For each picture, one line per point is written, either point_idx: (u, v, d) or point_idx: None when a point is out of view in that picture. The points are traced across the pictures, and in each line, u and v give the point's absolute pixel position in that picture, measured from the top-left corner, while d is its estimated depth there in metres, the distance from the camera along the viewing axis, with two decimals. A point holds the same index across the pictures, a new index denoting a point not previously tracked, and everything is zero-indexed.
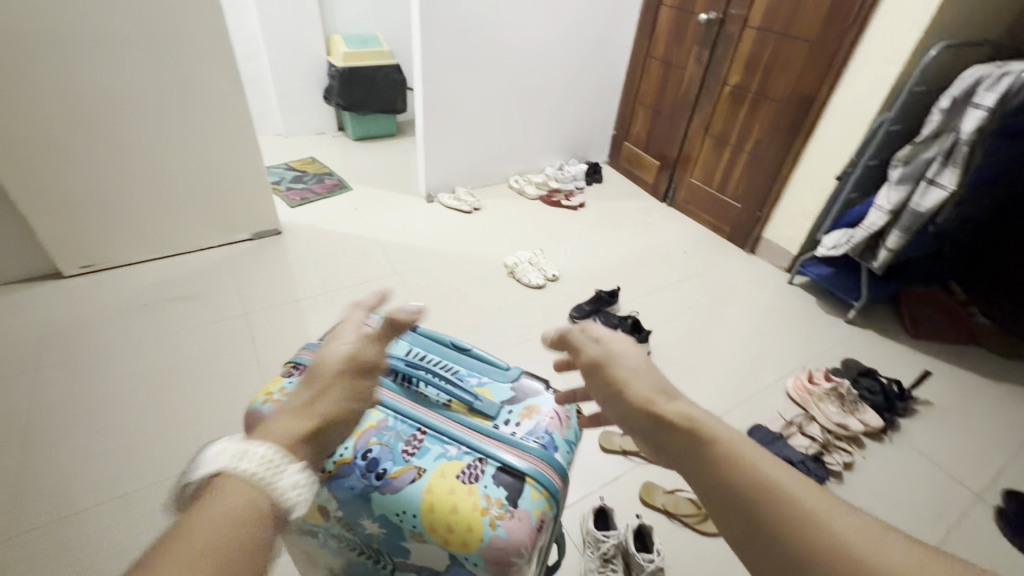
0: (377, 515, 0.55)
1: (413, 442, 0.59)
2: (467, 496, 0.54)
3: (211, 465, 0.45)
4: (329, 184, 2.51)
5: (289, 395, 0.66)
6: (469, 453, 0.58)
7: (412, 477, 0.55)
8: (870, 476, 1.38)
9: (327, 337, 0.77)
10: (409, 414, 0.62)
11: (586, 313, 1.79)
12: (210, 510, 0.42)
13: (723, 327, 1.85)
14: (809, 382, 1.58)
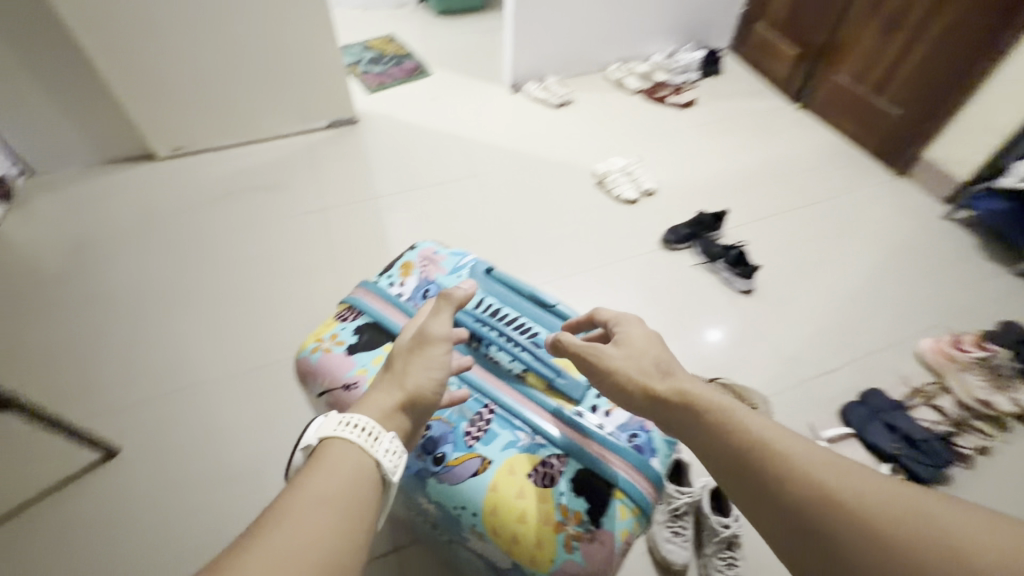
0: (443, 498, 0.70)
1: (484, 418, 0.75)
2: (545, 501, 0.68)
3: (319, 435, 0.52)
4: (408, 67, 2.29)
5: (343, 345, 0.84)
6: (546, 449, 0.73)
7: (477, 468, 0.71)
8: (1007, 466, 1.17)
9: (389, 272, 0.92)
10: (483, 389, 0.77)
11: (683, 237, 1.56)
12: (321, 473, 0.47)
13: (849, 267, 1.55)
14: (953, 346, 1.30)
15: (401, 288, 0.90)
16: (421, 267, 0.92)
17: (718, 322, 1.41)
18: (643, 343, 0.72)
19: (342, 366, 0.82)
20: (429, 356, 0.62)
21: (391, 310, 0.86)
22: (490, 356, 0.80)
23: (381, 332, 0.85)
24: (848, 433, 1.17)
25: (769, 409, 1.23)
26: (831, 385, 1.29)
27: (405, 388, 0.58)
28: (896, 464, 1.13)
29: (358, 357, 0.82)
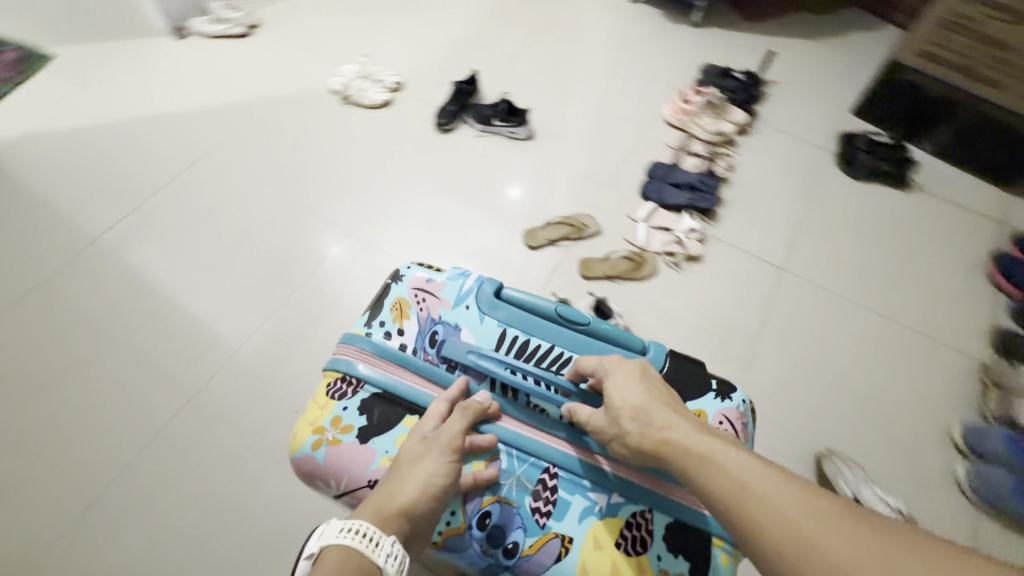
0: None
1: (551, 484, 0.75)
2: (645, 570, 0.70)
3: (319, 545, 0.60)
4: (9, 60, 1.66)
5: (353, 430, 0.79)
6: (627, 506, 0.74)
7: (559, 552, 0.71)
8: (748, 169, 1.54)
9: (385, 321, 0.88)
10: (538, 452, 0.77)
11: (452, 116, 1.55)
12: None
13: (591, 75, 1.72)
14: (683, 103, 1.60)
15: (408, 337, 0.87)
16: (418, 305, 0.89)
17: (522, 172, 1.49)
18: (625, 392, 0.67)
19: (359, 459, 0.77)
20: (433, 466, 0.69)
21: (402, 372, 0.83)
22: (528, 407, 0.80)
23: (392, 404, 0.81)
24: (653, 206, 1.41)
25: (595, 221, 1.40)
26: (626, 176, 1.50)
27: (408, 495, 0.66)
28: (690, 208, 1.41)
29: (374, 441, 0.78)
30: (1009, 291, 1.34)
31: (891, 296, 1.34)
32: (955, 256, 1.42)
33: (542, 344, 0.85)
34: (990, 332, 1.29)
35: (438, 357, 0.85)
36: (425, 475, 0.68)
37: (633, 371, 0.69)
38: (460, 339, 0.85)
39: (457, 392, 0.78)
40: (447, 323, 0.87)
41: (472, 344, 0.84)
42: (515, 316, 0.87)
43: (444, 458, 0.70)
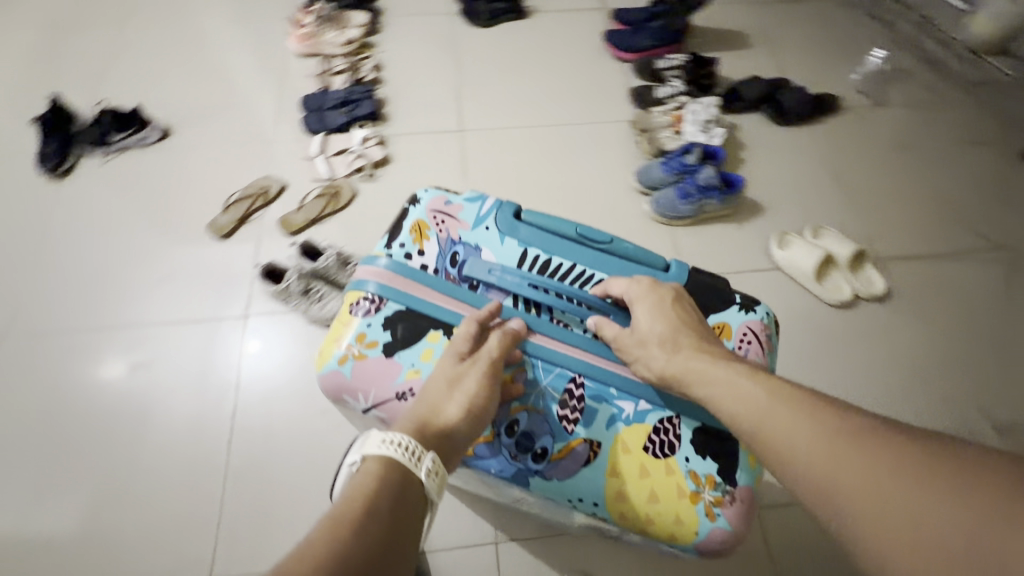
0: (559, 493, 0.71)
1: (578, 392, 0.74)
2: (672, 471, 0.70)
3: (361, 453, 0.60)
4: None
5: (377, 347, 0.76)
6: (656, 412, 0.73)
7: (588, 455, 0.71)
8: (394, 60, 1.57)
9: (405, 236, 0.83)
10: (563, 362, 0.75)
11: (61, 155, 1.33)
12: (359, 492, 0.55)
13: (199, 42, 1.57)
14: (301, 30, 1.55)
15: (427, 256, 0.82)
16: (438, 227, 0.83)
17: (179, 171, 1.35)
18: (653, 318, 0.70)
19: (387, 373, 0.75)
20: (471, 388, 0.68)
21: (426, 291, 0.79)
22: (551, 320, 0.79)
23: (419, 320, 0.78)
24: (322, 137, 1.39)
25: (274, 178, 1.34)
26: (286, 121, 1.44)
27: (447, 417, 0.65)
28: (355, 122, 1.42)
29: (400, 355, 0.76)
30: (625, 58, 1.60)
31: (553, 106, 1.52)
32: (585, 50, 1.63)
33: (562, 262, 0.81)
34: (628, 95, 1.54)
35: (459, 278, 0.81)
36: (460, 400, 0.67)
37: (659, 297, 0.72)
38: (481, 259, 0.81)
39: (489, 316, 0.75)
40: (467, 245, 0.83)
41: (492, 263, 0.81)
42: (536, 236, 0.83)
43: (483, 381, 0.69)
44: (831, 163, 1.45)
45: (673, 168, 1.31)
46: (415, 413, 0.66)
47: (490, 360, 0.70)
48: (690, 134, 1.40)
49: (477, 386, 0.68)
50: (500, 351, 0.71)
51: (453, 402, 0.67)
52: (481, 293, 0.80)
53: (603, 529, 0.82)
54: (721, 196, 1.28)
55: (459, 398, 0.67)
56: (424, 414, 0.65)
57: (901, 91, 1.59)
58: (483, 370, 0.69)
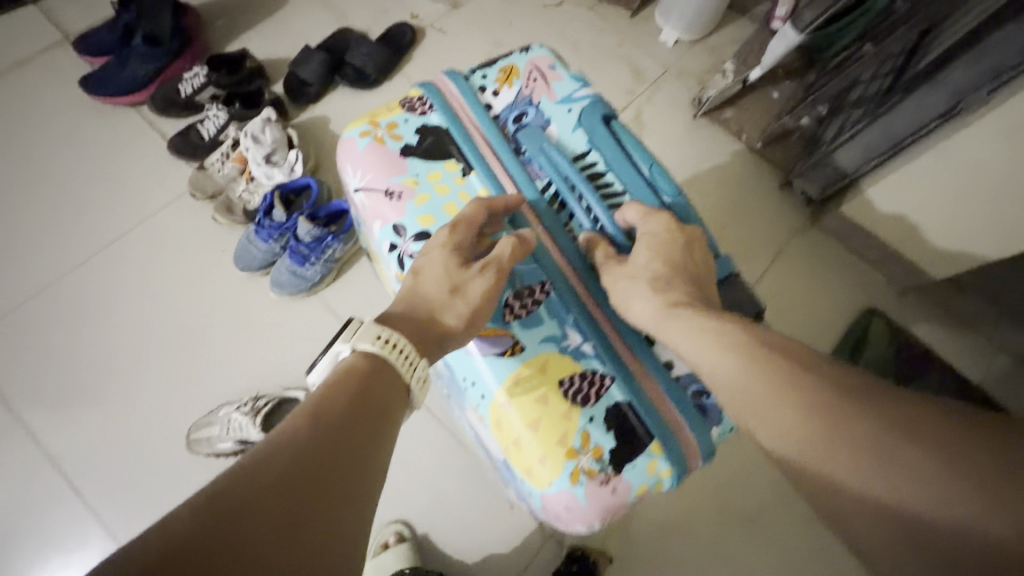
0: (460, 361, 0.62)
1: (538, 295, 0.61)
2: (570, 418, 0.57)
3: (351, 347, 0.54)
4: None
5: (399, 138, 0.69)
6: (603, 365, 0.59)
7: (506, 347, 0.60)
8: None
9: (489, 69, 0.72)
10: (545, 262, 0.63)
11: None
12: (335, 392, 0.50)
13: None
14: None
15: (498, 97, 0.70)
16: (527, 79, 0.70)
17: None
18: (650, 254, 0.57)
19: (391, 167, 0.67)
20: (471, 293, 0.58)
21: (472, 121, 0.69)
22: (557, 215, 0.65)
23: (446, 141, 0.68)
24: None
25: None
26: None
27: (434, 325, 0.57)
28: None
29: (414, 156, 0.68)
30: (137, 100, 1.14)
31: (73, 225, 1.06)
32: (73, 114, 1.14)
33: (612, 182, 0.66)
34: (169, 152, 1.11)
35: (511, 134, 0.69)
36: (453, 314, 0.58)
37: (674, 240, 0.59)
38: (539, 129, 0.67)
39: (499, 213, 0.61)
40: (540, 113, 0.69)
41: (549, 138, 0.67)
42: (611, 144, 0.66)
43: (489, 292, 0.59)
44: None
45: (269, 233, 1.00)
46: (404, 313, 0.58)
47: (500, 271, 0.59)
48: (265, 176, 1.04)
49: (478, 298, 0.58)
50: (511, 260, 0.59)
51: (443, 313, 0.58)
52: (518, 162, 0.66)
53: (488, 452, 0.73)
54: (338, 239, 1.01)
55: (453, 315, 0.58)
56: (411, 313, 0.58)
57: None
58: (495, 283, 0.59)
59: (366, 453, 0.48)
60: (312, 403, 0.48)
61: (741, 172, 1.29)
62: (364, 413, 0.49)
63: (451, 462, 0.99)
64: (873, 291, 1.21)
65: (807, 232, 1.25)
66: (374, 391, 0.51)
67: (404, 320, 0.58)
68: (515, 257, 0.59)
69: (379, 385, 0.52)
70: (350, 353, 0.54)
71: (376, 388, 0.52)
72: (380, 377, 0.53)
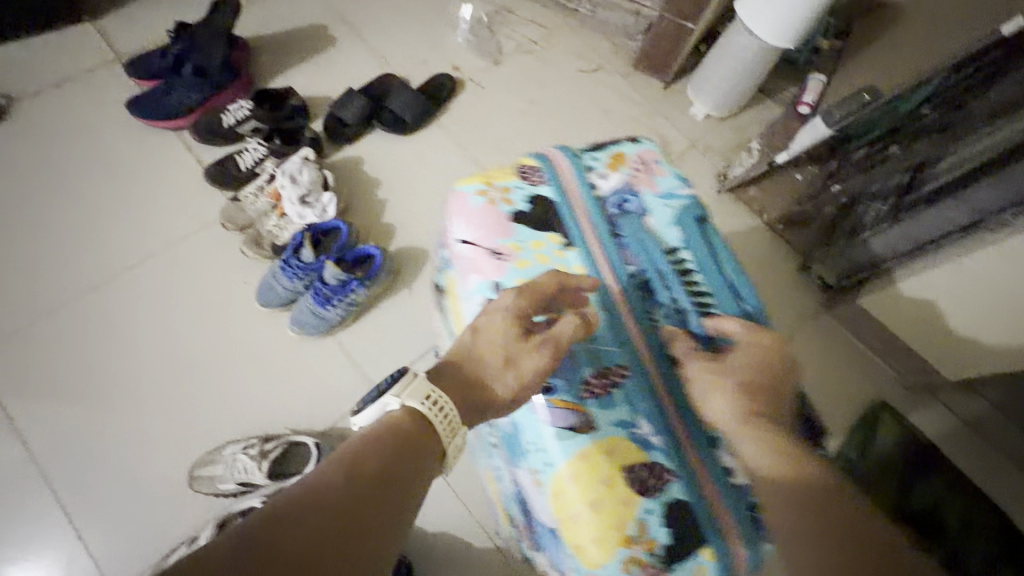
0: (526, 427, 0.61)
1: (614, 378, 0.61)
2: (631, 507, 0.57)
3: (400, 401, 0.53)
4: None
5: (511, 203, 0.70)
6: (668, 460, 0.58)
7: (577, 423, 0.59)
8: None
9: (601, 152, 0.73)
10: (627, 350, 0.62)
11: None
12: (372, 443, 0.49)
13: None
14: None
15: (604, 180, 0.71)
16: (634, 169, 0.72)
17: None
18: (746, 363, 0.53)
19: (497, 228, 0.68)
20: (524, 366, 0.56)
21: (579, 198, 0.69)
22: (643, 301, 0.64)
23: (551, 215, 0.69)
24: None
25: None
26: None
27: (481, 395, 0.55)
28: None
29: (522, 220, 0.69)
30: (178, 125, 1.16)
31: (98, 243, 1.07)
32: (113, 133, 1.16)
33: (702, 282, 0.65)
34: (204, 178, 1.12)
35: (611, 214, 0.68)
36: (502, 388, 0.56)
37: (772, 348, 0.54)
38: (641, 220, 0.68)
39: (568, 288, 0.60)
40: (641, 202, 0.69)
41: (648, 229, 0.67)
42: (704, 247, 0.67)
43: (541, 369, 0.56)
44: (474, 158, 1.29)
45: (294, 272, 1.00)
46: (455, 375, 0.56)
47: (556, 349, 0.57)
48: (296, 215, 1.05)
49: (530, 375, 0.56)
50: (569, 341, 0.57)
51: (492, 385, 0.56)
52: (615, 246, 0.66)
53: (512, 510, 0.71)
54: (363, 285, 1.02)
55: (501, 387, 0.56)
56: (462, 377, 0.56)
57: (508, 36, 1.45)
58: (551, 362, 0.57)
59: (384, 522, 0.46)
60: (345, 455, 0.48)
61: (760, 251, 1.32)
62: (393, 471, 0.48)
63: (451, 521, 0.97)
64: (884, 383, 1.22)
65: (821, 316, 1.27)
66: (406, 449, 0.50)
67: (454, 383, 0.55)
68: (574, 337, 0.57)
69: (414, 442, 0.51)
70: (395, 403, 0.53)
71: (410, 447, 0.51)
72: (418, 435, 0.52)
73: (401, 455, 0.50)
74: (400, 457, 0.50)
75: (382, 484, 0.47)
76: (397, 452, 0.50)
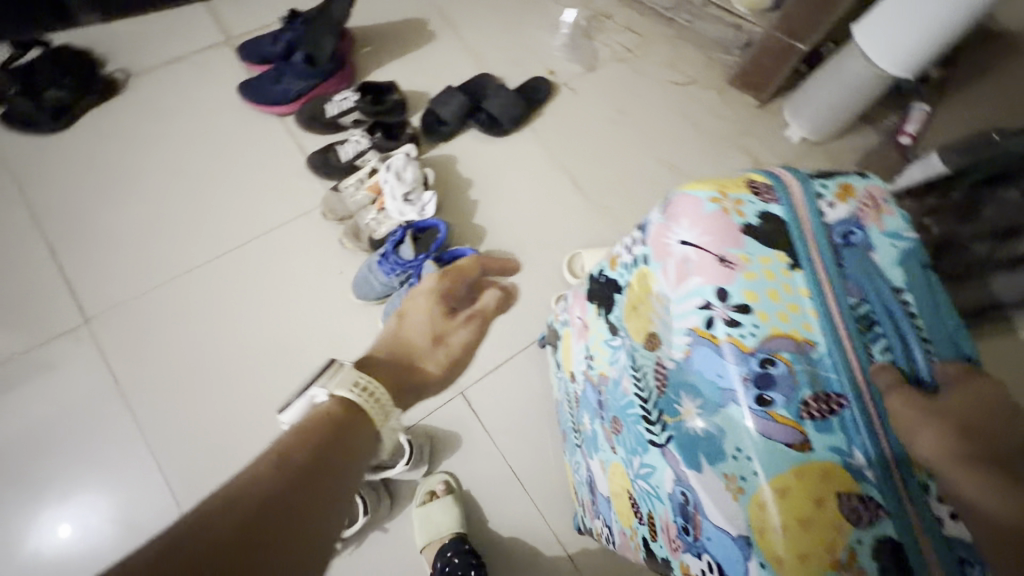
0: (710, 418, 0.44)
1: (831, 405, 0.40)
2: (832, 545, 0.38)
3: (327, 392, 0.51)
4: None
5: (743, 215, 0.46)
6: (881, 495, 0.38)
7: (790, 434, 0.40)
8: None
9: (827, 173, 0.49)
10: (849, 371, 0.40)
11: None
12: (308, 432, 0.47)
13: None
14: None
15: (833, 205, 0.47)
16: (866, 202, 0.48)
17: None
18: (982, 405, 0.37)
19: (721, 244, 0.45)
20: (455, 337, 0.61)
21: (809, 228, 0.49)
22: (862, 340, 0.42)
23: (784, 236, 0.45)
24: None
25: None
26: None
27: (435, 362, 0.59)
28: None
29: (753, 235, 0.45)
30: (285, 112, 1.18)
31: (205, 222, 1.10)
32: (222, 116, 1.19)
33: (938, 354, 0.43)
34: (307, 167, 1.15)
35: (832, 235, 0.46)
36: (429, 357, 0.59)
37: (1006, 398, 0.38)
38: (869, 257, 0.46)
39: (458, 276, 0.69)
40: (869, 239, 0.46)
41: (875, 269, 0.45)
42: (941, 312, 0.45)
43: (446, 342, 0.61)
44: (564, 168, 1.27)
45: (391, 268, 1.00)
46: (406, 352, 0.59)
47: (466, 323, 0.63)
48: (396, 212, 1.06)
49: (446, 345, 0.61)
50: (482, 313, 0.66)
51: (435, 356, 0.60)
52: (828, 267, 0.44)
53: (647, 511, 0.55)
54: None
55: (432, 357, 0.59)
56: (399, 355, 0.58)
57: (604, 43, 1.44)
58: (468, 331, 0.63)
59: (317, 507, 0.43)
60: (276, 450, 0.45)
61: None
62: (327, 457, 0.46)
63: (527, 537, 0.96)
64: None
65: None
66: (341, 432, 0.48)
67: (399, 358, 0.58)
68: (490, 311, 0.68)
69: (346, 427, 0.49)
70: (318, 394, 0.53)
71: (345, 431, 0.49)
72: (349, 419, 0.50)
73: (338, 439, 0.48)
74: (336, 441, 0.48)
75: (316, 473, 0.45)
76: (333, 438, 0.48)
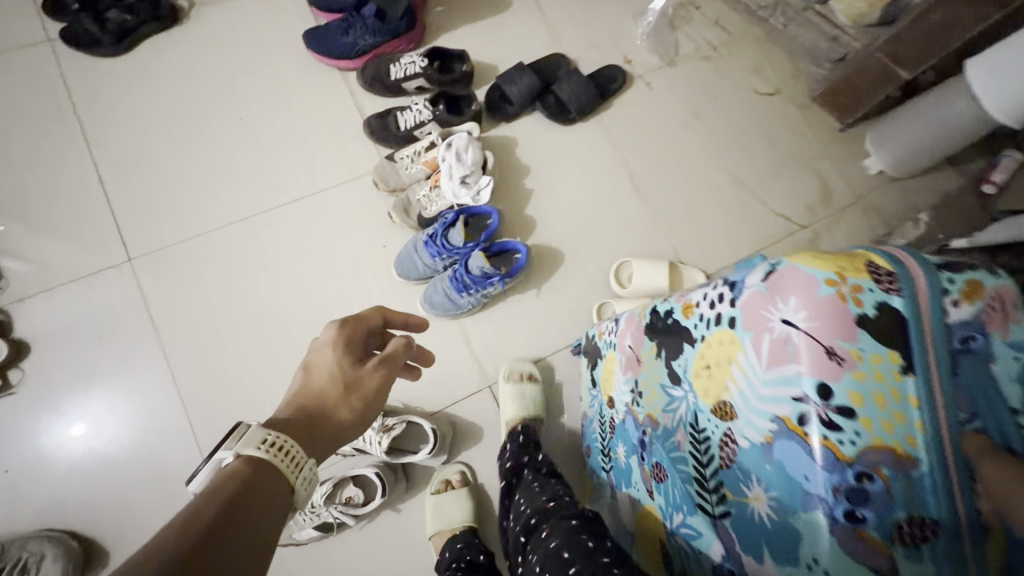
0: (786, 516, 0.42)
1: (924, 531, 0.38)
2: None
3: (233, 453, 0.47)
4: None
5: (861, 303, 0.42)
6: None
7: (874, 555, 0.38)
8: None
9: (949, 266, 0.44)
10: (952, 499, 0.37)
11: None
12: (209, 497, 0.43)
13: None
14: None
15: (957, 305, 0.42)
16: (994, 304, 0.42)
17: None
18: None
19: (833, 333, 0.41)
20: (366, 386, 0.58)
21: None
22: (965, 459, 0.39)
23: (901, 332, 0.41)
24: None
25: None
26: None
27: (335, 421, 0.55)
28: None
29: (868, 327, 0.41)
30: (347, 67, 1.13)
31: (255, 172, 1.07)
32: (283, 62, 1.14)
33: None
34: (363, 130, 1.11)
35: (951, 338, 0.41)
36: (342, 410, 0.56)
37: None
38: (987, 369, 0.41)
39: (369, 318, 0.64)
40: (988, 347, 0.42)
41: (992, 381, 0.41)
42: None
43: (356, 391, 0.57)
44: (626, 167, 1.21)
45: (437, 252, 0.98)
46: (308, 412, 0.55)
47: (376, 371, 0.59)
48: (450, 193, 1.02)
49: (355, 395, 0.57)
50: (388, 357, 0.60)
51: (340, 409, 0.56)
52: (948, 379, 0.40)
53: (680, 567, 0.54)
54: (503, 281, 0.99)
55: (342, 411, 0.56)
56: (301, 415, 0.54)
57: (687, 37, 1.35)
58: (377, 379, 0.59)
59: (235, 561, 0.40)
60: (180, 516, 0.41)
61: None
62: (237, 519, 0.42)
63: None
64: None
65: None
66: (252, 493, 0.45)
67: (301, 414, 0.54)
68: (404, 353, 0.61)
69: (259, 487, 0.46)
70: (225, 454, 0.48)
71: (257, 490, 0.45)
72: (261, 479, 0.46)
73: (250, 499, 0.44)
74: (247, 503, 0.44)
75: (227, 533, 0.41)
76: (244, 499, 0.44)
